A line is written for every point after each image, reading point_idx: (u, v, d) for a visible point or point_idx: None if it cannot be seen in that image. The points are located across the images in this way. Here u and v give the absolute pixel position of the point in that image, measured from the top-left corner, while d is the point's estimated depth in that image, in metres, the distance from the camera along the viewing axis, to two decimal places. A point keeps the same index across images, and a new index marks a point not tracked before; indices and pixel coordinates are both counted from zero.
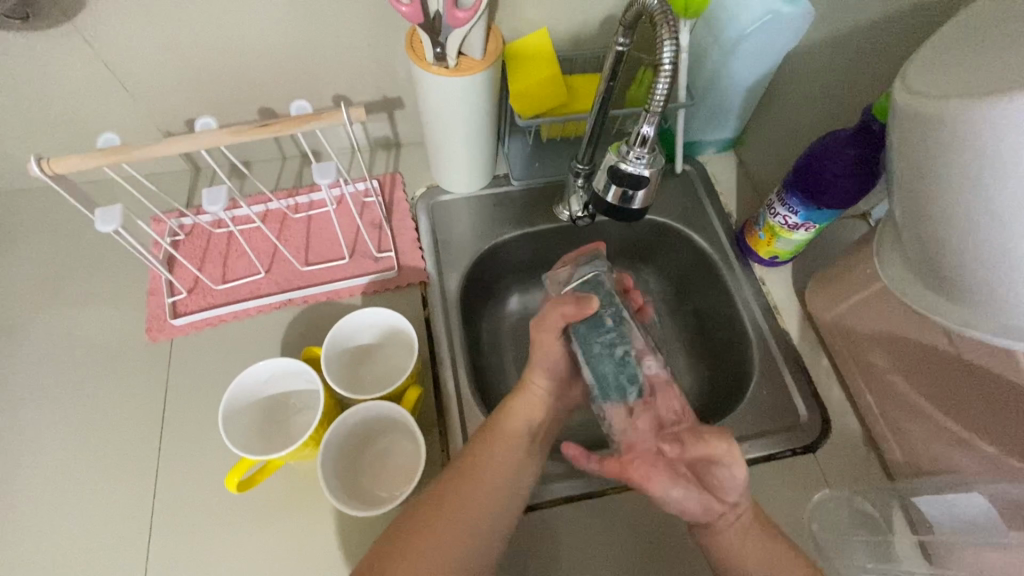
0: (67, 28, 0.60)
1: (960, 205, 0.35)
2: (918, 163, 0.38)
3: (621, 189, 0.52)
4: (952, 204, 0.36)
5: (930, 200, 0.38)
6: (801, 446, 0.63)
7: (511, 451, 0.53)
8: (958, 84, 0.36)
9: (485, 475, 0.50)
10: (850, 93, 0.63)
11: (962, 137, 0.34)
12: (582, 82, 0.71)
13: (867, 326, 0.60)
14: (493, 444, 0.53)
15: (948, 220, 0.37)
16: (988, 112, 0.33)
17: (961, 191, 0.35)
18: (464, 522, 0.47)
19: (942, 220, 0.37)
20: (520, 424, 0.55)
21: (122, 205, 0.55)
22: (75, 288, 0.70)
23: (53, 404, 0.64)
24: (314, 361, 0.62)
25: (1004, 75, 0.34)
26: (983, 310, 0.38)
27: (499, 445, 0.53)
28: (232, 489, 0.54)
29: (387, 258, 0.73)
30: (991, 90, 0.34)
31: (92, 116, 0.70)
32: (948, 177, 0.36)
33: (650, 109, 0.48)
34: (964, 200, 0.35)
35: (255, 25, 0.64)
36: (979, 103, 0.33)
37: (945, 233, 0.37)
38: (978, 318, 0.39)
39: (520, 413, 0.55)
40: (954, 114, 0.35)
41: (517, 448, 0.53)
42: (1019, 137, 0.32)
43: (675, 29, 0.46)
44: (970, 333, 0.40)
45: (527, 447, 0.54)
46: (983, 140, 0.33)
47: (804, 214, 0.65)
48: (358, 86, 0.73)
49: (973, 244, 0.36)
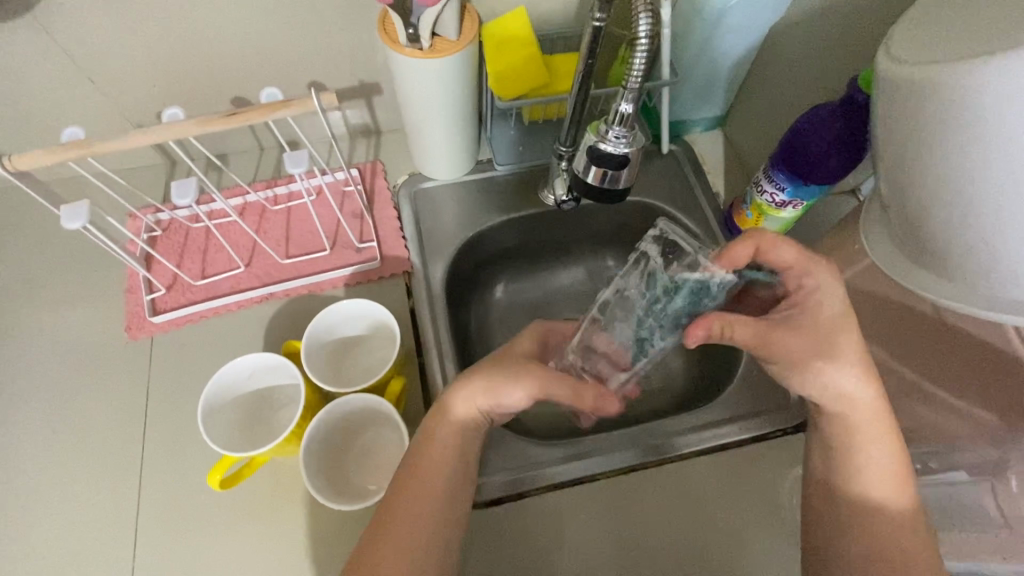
0: (26, 19, 0.58)
1: (947, 176, 0.34)
2: (902, 133, 0.37)
3: (601, 170, 0.51)
4: (938, 175, 0.35)
5: (916, 172, 0.37)
6: (792, 426, 0.63)
7: (429, 496, 0.49)
8: (941, 49, 0.35)
9: (393, 526, 0.47)
10: (836, 64, 0.62)
11: (949, 104, 0.33)
12: (562, 62, 0.69)
13: (856, 302, 0.59)
14: (410, 489, 0.49)
15: (934, 192, 0.36)
16: (973, 76, 0.32)
17: (947, 161, 0.34)
18: (401, 551, 0.46)
19: (928, 193, 0.36)
20: (436, 460, 0.50)
21: (89, 201, 0.53)
22: (50, 287, 0.69)
23: (33, 408, 0.63)
24: (296, 356, 0.61)
25: (990, 37, 0.33)
26: (974, 285, 0.37)
27: (411, 494, 0.49)
28: (216, 487, 0.53)
29: (369, 249, 0.72)
30: (977, 53, 0.32)
31: (58, 110, 0.68)
32: (934, 146, 0.35)
33: (627, 86, 0.47)
34: (951, 171, 0.34)
35: (222, 11, 0.61)
36: (968, 71, 0.32)
37: (932, 205, 0.36)
38: (967, 291, 0.38)
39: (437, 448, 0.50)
40: (944, 82, 0.33)
41: (434, 489, 0.49)
42: (1010, 106, 0.30)
43: (651, 1, 0.44)
44: (961, 308, 0.39)
45: (444, 487, 0.49)
46: (974, 109, 0.32)
47: (791, 190, 0.64)
48: (333, 72, 0.71)
49: (960, 216, 0.35)
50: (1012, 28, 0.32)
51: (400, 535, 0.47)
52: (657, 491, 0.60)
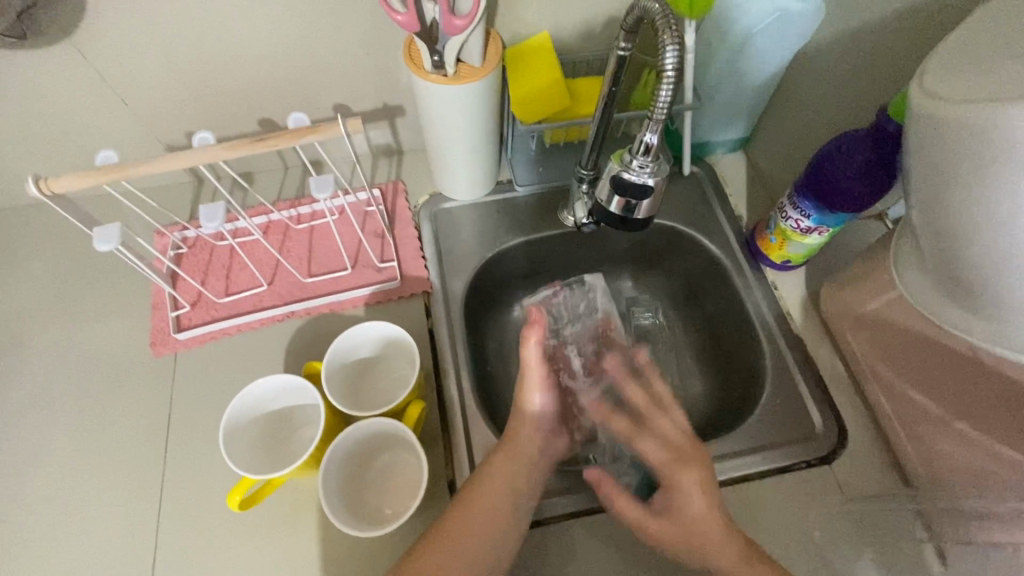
0: (65, 44, 0.59)
1: (985, 215, 0.34)
2: (935, 170, 0.37)
3: (624, 200, 0.50)
4: (975, 214, 0.34)
5: (950, 208, 0.36)
6: (817, 458, 0.61)
7: (492, 512, 0.51)
8: (980, 88, 0.34)
9: (460, 536, 0.50)
10: (865, 91, 0.61)
11: (991, 144, 0.32)
12: (585, 86, 0.70)
13: (884, 329, 0.58)
14: (472, 500, 0.52)
15: (970, 229, 0.35)
16: (1019, 119, 0.31)
17: (985, 200, 0.33)
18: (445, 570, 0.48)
19: (964, 228, 0.36)
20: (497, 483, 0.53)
21: (120, 224, 0.54)
22: (81, 302, 0.71)
23: (58, 424, 0.64)
24: (316, 376, 0.61)
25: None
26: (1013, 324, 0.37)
27: (476, 509, 0.51)
28: (234, 508, 0.53)
29: (389, 268, 0.72)
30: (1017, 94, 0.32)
31: (94, 132, 0.70)
32: (970, 183, 0.34)
33: (652, 116, 0.46)
34: (990, 211, 0.33)
35: (252, 35, 0.63)
36: (1001, 121, 0.32)
37: (966, 242, 0.36)
38: (995, 323, 0.38)
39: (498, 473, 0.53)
40: (977, 127, 0.33)
41: (497, 513, 0.52)
42: None
43: (677, 33, 0.44)
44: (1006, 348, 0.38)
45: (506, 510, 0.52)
46: (1011, 157, 0.32)
47: (816, 217, 0.63)
48: (359, 94, 0.73)
49: (997, 254, 0.34)
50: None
51: (462, 544, 0.49)
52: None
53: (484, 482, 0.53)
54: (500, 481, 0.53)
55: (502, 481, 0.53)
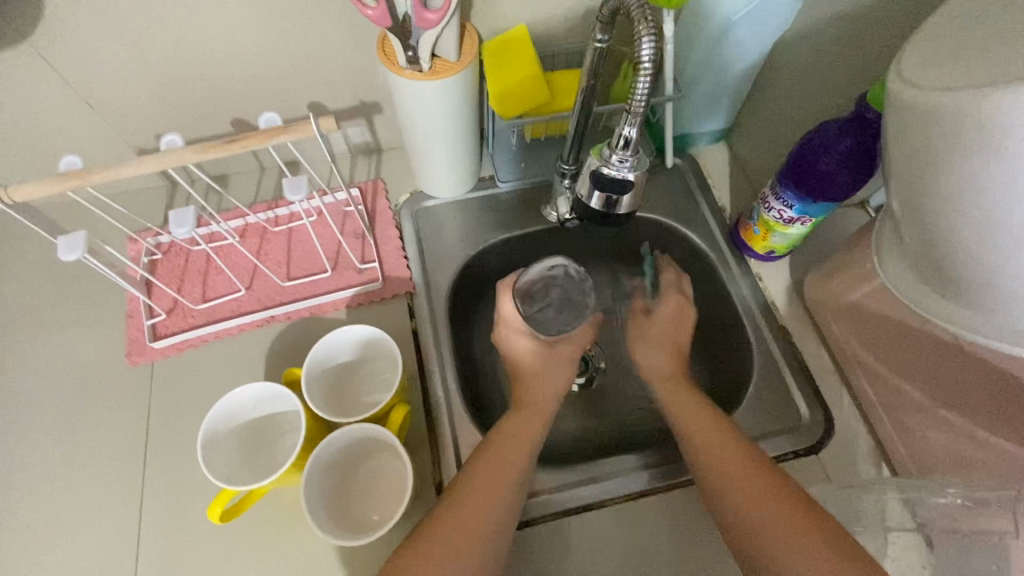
0: (23, 47, 0.57)
1: (974, 201, 0.32)
2: (919, 158, 0.36)
3: (604, 196, 0.50)
4: (964, 200, 0.33)
5: (937, 195, 0.35)
6: (805, 448, 0.61)
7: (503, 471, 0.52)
8: (961, 73, 0.34)
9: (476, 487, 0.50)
10: (843, 80, 0.60)
11: (983, 127, 0.31)
12: (564, 79, 0.68)
13: (868, 318, 0.58)
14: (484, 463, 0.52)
15: (958, 215, 0.34)
16: (1013, 103, 0.30)
17: (974, 187, 0.32)
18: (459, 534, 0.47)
19: (950, 215, 0.35)
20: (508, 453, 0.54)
21: (86, 232, 0.53)
22: (52, 313, 0.69)
23: (32, 440, 0.62)
24: (296, 383, 0.60)
25: (1014, 62, 0.31)
26: (987, 313, 0.37)
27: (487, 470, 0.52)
28: (215, 520, 0.52)
29: (370, 269, 0.71)
30: (1007, 78, 0.31)
31: (60, 138, 0.68)
32: (958, 169, 0.33)
33: (630, 110, 0.46)
34: (979, 197, 0.32)
35: (220, 34, 0.61)
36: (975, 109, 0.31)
37: (953, 228, 0.35)
38: (982, 314, 0.37)
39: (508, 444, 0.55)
40: (952, 115, 0.33)
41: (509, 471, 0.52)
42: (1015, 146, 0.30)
43: (653, 24, 0.43)
44: (981, 337, 0.38)
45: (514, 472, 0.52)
46: (980, 147, 0.31)
47: (799, 207, 0.62)
48: (334, 92, 0.71)
49: (984, 241, 0.33)
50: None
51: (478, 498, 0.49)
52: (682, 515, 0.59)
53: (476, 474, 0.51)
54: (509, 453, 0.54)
55: (496, 472, 0.52)
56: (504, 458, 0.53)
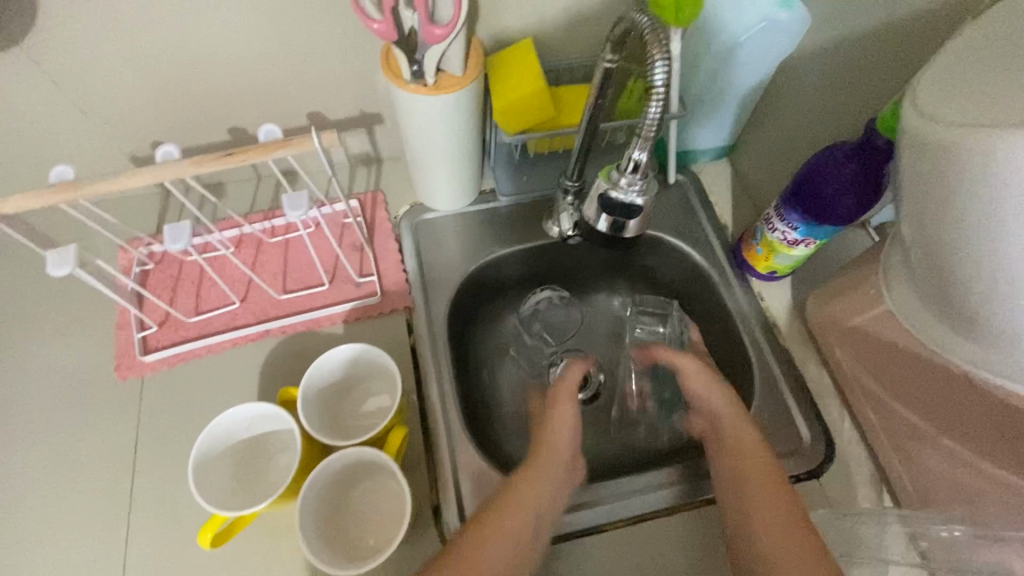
0: (14, 51, 0.55)
1: (999, 242, 0.32)
2: (932, 192, 0.36)
3: (612, 219, 0.49)
4: (987, 240, 0.33)
5: (945, 231, 0.35)
6: (807, 472, 0.61)
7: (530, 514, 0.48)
8: (978, 111, 0.33)
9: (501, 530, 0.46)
10: (849, 104, 0.60)
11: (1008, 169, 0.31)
12: (569, 94, 0.68)
13: (872, 343, 0.57)
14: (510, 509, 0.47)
15: (979, 253, 0.33)
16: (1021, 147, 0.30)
17: (999, 228, 0.32)
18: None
19: (955, 254, 0.35)
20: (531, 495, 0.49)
21: (78, 245, 0.51)
22: (39, 324, 0.67)
23: (15, 457, 0.60)
24: (292, 401, 0.58)
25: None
26: (987, 349, 0.37)
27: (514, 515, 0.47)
28: (206, 545, 0.50)
29: (369, 283, 0.70)
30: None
31: (51, 144, 0.66)
32: (978, 208, 0.32)
33: (641, 133, 0.45)
34: (1005, 238, 0.32)
35: (219, 42, 0.60)
36: (981, 157, 0.32)
37: (972, 266, 0.34)
38: (981, 350, 0.38)
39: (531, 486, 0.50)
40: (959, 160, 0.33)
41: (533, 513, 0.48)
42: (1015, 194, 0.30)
43: (667, 48, 0.42)
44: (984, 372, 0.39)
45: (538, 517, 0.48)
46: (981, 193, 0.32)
47: (804, 229, 0.62)
48: (334, 103, 0.70)
49: (1005, 281, 0.33)
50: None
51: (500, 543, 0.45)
52: (682, 536, 0.58)
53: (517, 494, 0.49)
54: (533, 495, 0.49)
55: (541, 496, 0.50)
56: (546, 479, 0.51)
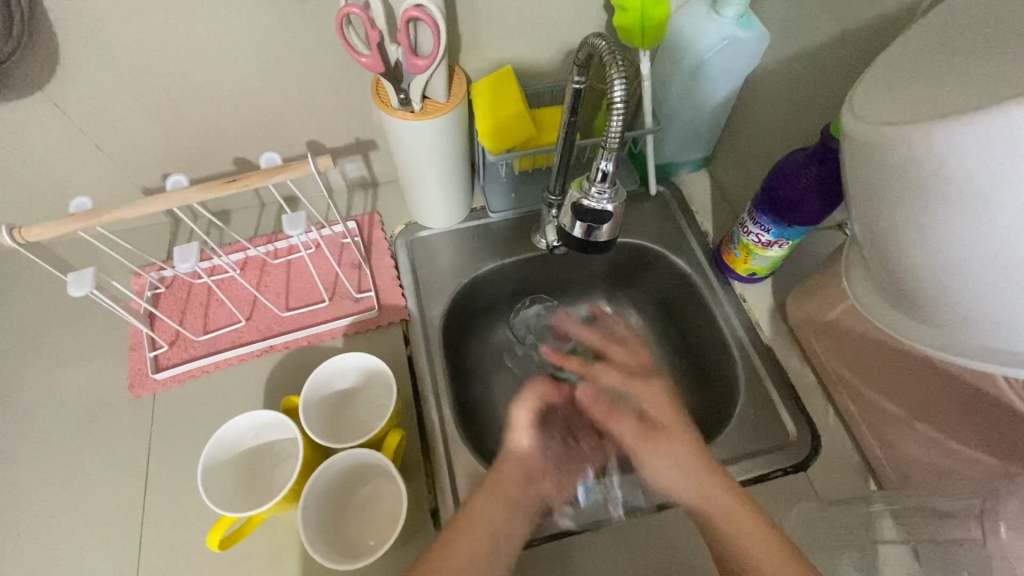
0: (38, 96, 0.61)
1: (960, 231, 0.31)
2: (880, 189, 0.36)
3: (586, 225, 0.52)
4: (948, 229, 0.32)
5: (899, 203, 0.34)
6: (793, 465, 0.63)
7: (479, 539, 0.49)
8: (914, 111, 0.34)
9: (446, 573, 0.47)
10: (810, 111, 0.64)
11: (963, 157, 0.30)
12: (548, 115, 0.72)
13: (846, 333, 0.60)
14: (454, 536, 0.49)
15: (941, 244, 0.32)
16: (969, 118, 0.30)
17: (952, 196, 0.31)
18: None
19: (909, 225, 0.34)
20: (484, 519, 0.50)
21: (95, 268, 0.55)
22: (59, 347, 0.71)
23: (35, 473, 0.63)
24: (295, 411, 0.62)
25: (959, 97, 0.32)
26: (959, 331, 0.35)
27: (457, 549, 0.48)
28: (215, 547, 0.53)
29: (367, 298, 0.74)
30: (969, 107, 0.31)
31: (72, 180, 0.71)
32: (939, 199, 0.32)
33: (607, 145, 0.49)
34: (969, 229, 0.31)
35: (225, 81, 0.65)
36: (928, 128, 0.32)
37: (936, 259, 0.33)
38: (954, 332, 0.36)
39: (487, 509, 0.51)
40: (906, 136, 0.33)
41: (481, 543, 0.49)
42: (965, 155, 0.30)
43: (624, 69, 0.47)
44: (954, 358, 0.37)
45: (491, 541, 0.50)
46: (933, 159, 0.32)
47: (775, 231, 0.65)
48: (331, 132, 0.75)
49: (967, 271, 0.32)
50: (984, 87, 0.32)
51: None
52: (674, 537, 0.60)
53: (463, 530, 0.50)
54: (481, 519, 0.50)
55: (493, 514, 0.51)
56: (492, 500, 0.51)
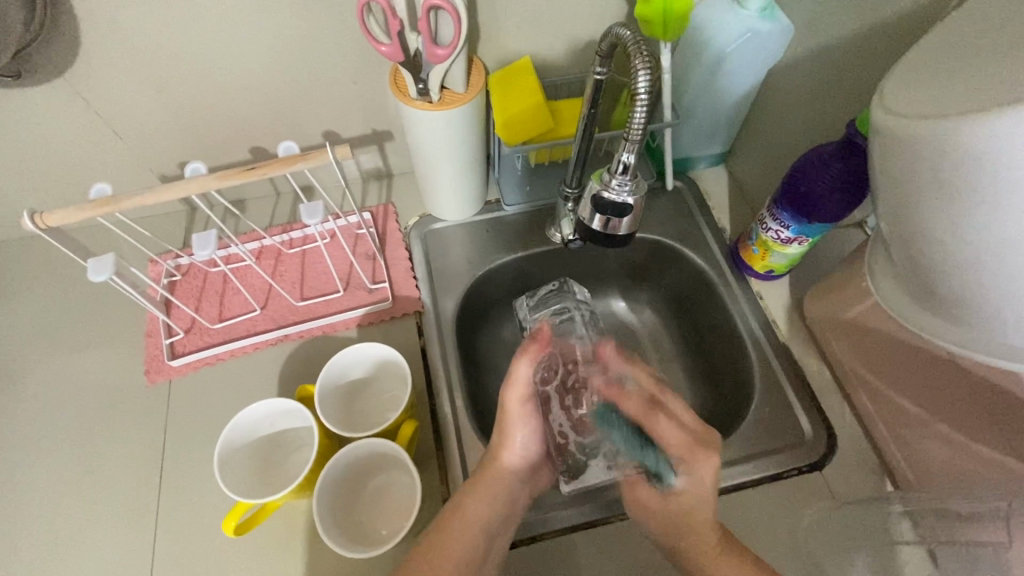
0: (59, 82, 0.61)
1: (1000, 231, 0.30)
2: (911, 184, 0.35)
3: (604, 218, 0.52)
4: (989, 226, 0.30)
5: (931, 199, 0.33)
6: (807, 464, 0.62)
7: (480, 520, 0.52)
8: (950, 104, 0.33)
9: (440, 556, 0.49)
10: (835, 106, 0.63)
11: (1002, 153, 0.29)
12: (567, 107, 0.72)
13: (866, 333, 0.59)
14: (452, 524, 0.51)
15: (979, 244, 0.31)
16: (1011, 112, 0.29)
17: (992, 194, 0.30)
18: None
19: (942, 222, 0.33)
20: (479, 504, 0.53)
21: (114, 255, 0.55)
22: (77, 333, 0.71)
23: (54, 455, 0.64)
24: (308, 400, 0.62)
25: (999, 90, 0.31)
26: (994, 334, 0.34)
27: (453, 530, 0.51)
28: (229, 532, 0.53)
29: (381, 289, 0.74)
30: (1006, 100, 0.30)
31: (91, 166, 0.72)
32: (976, 196, 0.31)
33: (629, 137, 0.48)
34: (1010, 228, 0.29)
35: (244, 69, 0.65)
36: (967, 122, 0.31)
37: (973, 258, 0.32)
38: (989, 334, 0.34)
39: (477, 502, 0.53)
40: (940, 130, 0.32)
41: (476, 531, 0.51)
42: (1007, 149, 0.29)
43: (648, 58, 0.46)
44: (987, 360, 0.36)
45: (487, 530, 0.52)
46: (972, 154, 0.30)
47: (795, 228, 0.64)
48: (348, 122, 0.75)
49: (1008, 272, 0.31)
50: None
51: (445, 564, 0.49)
52: None
53: (470, 507, 0.52)
54: (473, 509, 0.52)
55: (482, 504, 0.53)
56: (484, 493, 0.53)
